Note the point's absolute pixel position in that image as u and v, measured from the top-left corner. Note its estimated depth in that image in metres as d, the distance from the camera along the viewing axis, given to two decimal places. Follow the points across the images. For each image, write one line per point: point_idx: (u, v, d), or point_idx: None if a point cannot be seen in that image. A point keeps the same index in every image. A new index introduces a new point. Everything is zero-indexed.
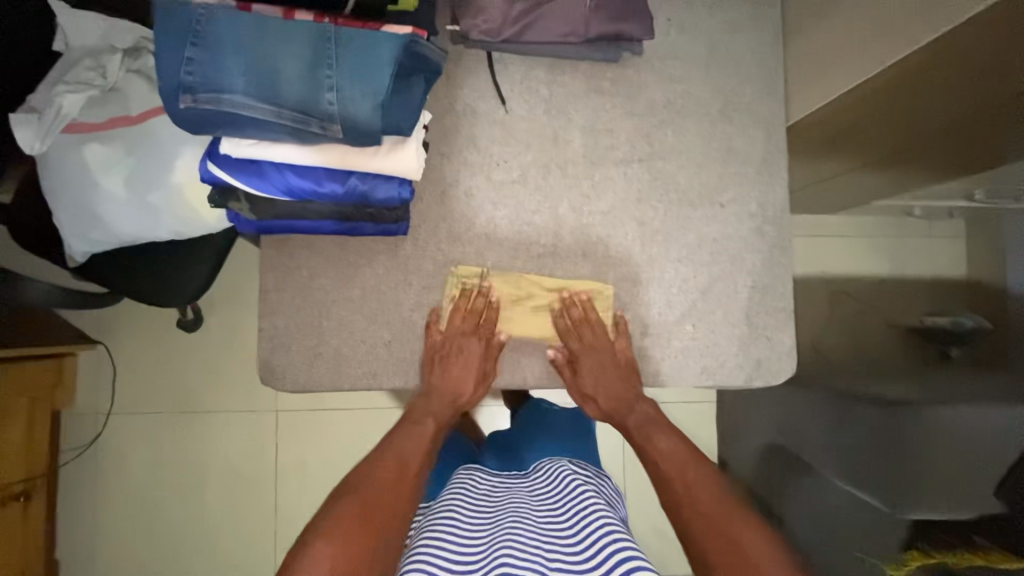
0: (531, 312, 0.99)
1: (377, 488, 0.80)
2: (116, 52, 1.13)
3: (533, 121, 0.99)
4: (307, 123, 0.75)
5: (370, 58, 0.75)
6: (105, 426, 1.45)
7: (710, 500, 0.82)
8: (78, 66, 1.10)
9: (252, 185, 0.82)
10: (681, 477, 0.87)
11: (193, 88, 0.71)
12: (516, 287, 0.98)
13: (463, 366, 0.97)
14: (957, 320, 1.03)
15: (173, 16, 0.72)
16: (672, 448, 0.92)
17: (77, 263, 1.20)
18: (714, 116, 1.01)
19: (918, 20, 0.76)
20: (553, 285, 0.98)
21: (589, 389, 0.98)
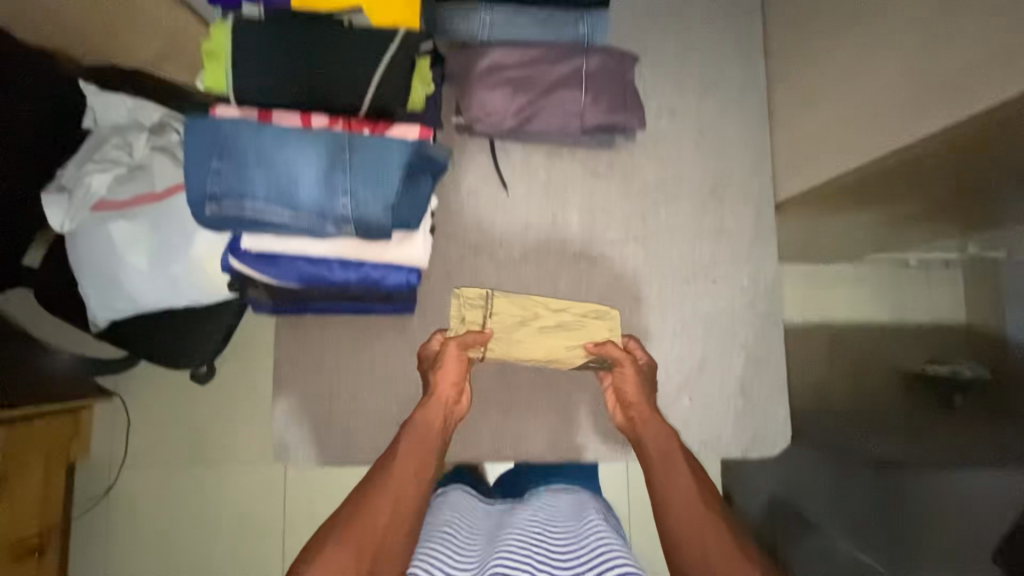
0: (537, 333, 0.99)
1: (369, 518, 0.76)
2: (143, 129, 1.21)
3: (533, 203, 1.05)
4: (321, 223, 0.80)
5: (380, 165, 0.81)
6: (118, 476, 1.47)
7: (718, 552, 0.73)
8: (108, 146, 1.19)
9: (268, 275, 0.87)
10: (686, 520, 0.78)
11: (219, 196, 0.77)
12: (522, 309, 0.99)
13: (451, 371, 0.94)
14: (957, 368, 0.98)
15: (200, 131, 0.78)
16: (680, 482, 0.84)
17: (101, 329, 1.25)
18: (706, 196, 1.06)
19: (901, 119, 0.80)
20: (557, 306, 1.00)
21: (627, 386, 0.96)
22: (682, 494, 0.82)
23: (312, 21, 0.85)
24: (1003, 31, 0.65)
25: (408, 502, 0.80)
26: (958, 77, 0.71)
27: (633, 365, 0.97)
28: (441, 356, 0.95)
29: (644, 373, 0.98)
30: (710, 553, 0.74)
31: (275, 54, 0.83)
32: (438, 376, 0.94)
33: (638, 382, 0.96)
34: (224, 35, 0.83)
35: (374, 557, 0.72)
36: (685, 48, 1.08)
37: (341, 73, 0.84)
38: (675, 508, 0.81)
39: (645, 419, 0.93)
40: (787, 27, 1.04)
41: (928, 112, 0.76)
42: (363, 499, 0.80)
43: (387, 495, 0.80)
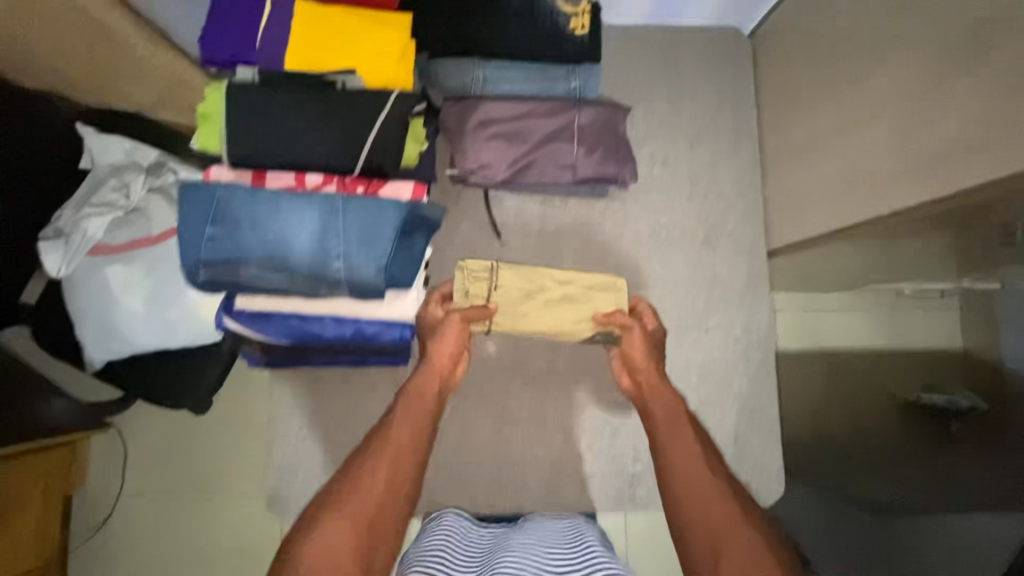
0: (543, 305, 0.93)
1: (366, 486, 0.75)
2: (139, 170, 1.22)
3: (527, 251, 1.05)
4: (315, 286, 0.80)
5: (374, 228, 0.81)
6: (116, 506, 1.42)
7: (721, 510, 0.72)
8: (104, 188, 1.20)
9: (260, 331, 0.88)
10: (688, 479, 0.77)
11: (212, 262, 0.78)
12: (527, 280, 0.93)
13: (451, 341, 0.91)
14: (955, 398, 0.99)
15: (194, 197, 0.79)
16: (687, 446, 0.83)
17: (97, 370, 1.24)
18: (699, 245, 1.07)
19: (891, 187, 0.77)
20: (564, 278, 0.93)
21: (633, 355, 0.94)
22: (686, 455, 0.81)
23: (306, 84, 0.86)
24: (985, 112, 0.63)
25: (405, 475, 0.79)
26: (936, 153, 0.70)
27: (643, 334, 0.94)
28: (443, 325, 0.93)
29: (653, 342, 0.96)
30: (712, 508, 0.72)
31: (269, 117, 0.84)
32: (437, 345, 0.92)
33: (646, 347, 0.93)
34: (218, 99, 0.84)
35: (372, 528, 0.71)
36: (678, 98, 1.10)
37: (336, 135, 0.85)
38: (676, 471, 0.79)
39: (651, 385, 0.92)
40: (777, 78, 1.05)
41: (901, 186, 0.75)
42: (358, 464, 0.78)
43: (385, 465, 0.78)
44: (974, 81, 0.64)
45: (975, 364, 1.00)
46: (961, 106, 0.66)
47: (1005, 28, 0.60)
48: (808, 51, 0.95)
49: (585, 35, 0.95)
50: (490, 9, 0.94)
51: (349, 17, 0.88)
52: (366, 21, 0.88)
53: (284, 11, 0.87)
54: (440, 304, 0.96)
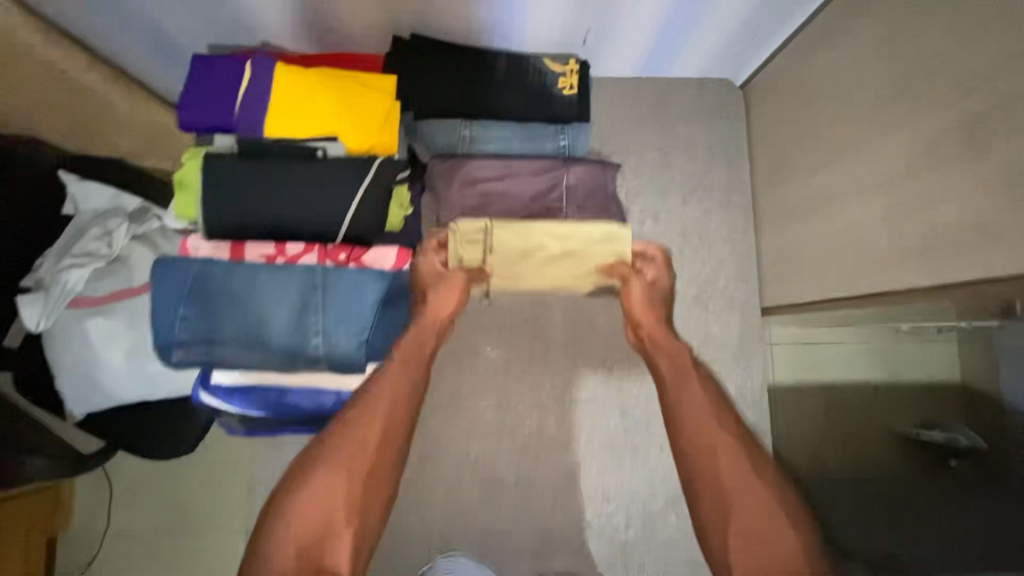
0: (541, 265, 0.88)
1: (359, 442, 0.78)
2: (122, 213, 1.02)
3: (516, 312, 1.03)
4: (293, 364, 0.78)
5: (355, 303, 0.79)
6: (99, 550, 1.27)
7: (733, 471, 0.74)
8: (86, 236, 0.99)
9: (240, 407, 0.84)
10: (707, 439, 0.76)
11: (187, 343, 0.75)
12: (523, 240, 0.86)
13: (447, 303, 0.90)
14: (954, 436, 0.96)
15: (168, 274, 0.76)
16: (696, 400, 0.81)
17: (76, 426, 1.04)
18: (691, 303, 1.06)
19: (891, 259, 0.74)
20: (563, 233, 0.85)
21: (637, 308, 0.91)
22: (699, 411, 0.80)
23: (286, 151, 0.83)
24: (996, 201, 0.60)
25: (397, 429, 0.81)
26: (939, 229, 0.67)
27: (643, 288, 0.90)
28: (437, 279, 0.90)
29: (659, 292, 0.92)
30: (724, 470, 0.74)
31: (246, 185, 0.81)
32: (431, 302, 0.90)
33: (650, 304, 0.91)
34: (195, 167, 0.82)
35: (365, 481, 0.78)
36: (669, 153, 1.09)
37: (314, 203, 0.82)
38: (692, 425, 0.79)
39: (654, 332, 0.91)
40: (769, 134, 1.03)
41: (899, 266, 0.72)
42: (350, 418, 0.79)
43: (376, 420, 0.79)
44: (978, 166, 0.62)
45: (977, 400, 0.93)
46: (964, 193, 0.64)
47: (1013, 118, 0.58)
48: (801, 111, 0.93)
49: (574, 94, 0.93)
50: (476, 70, 0.92)
51: (331, 81, 0.86)
52: (349, 85, 0.86)
53: (263, 75, 0.85)
54: (437, 251, 0.91)
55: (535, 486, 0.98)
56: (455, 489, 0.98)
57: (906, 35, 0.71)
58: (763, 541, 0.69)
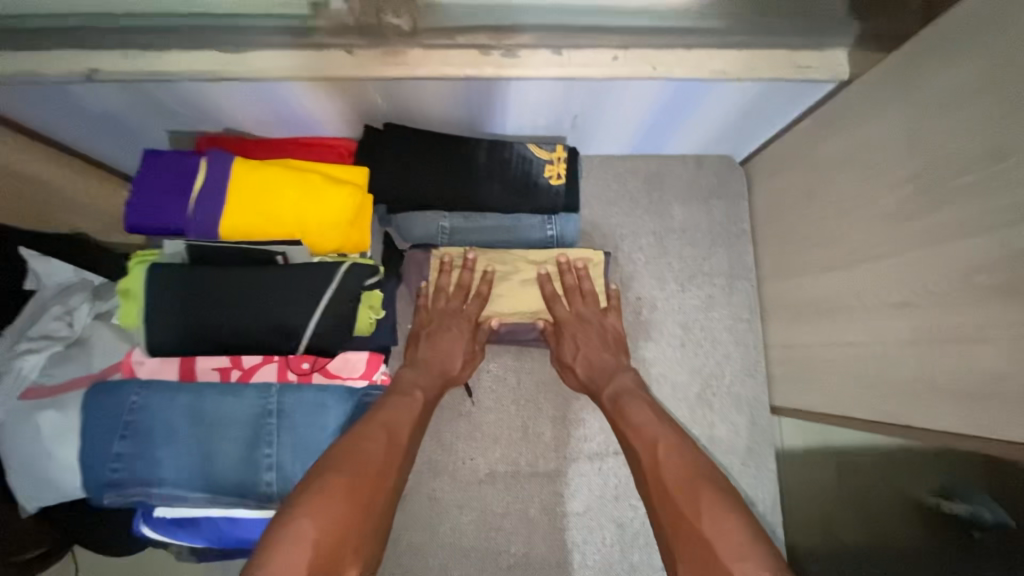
0: (520, 287, 0.89)
1: (371, 460, 0.66)
2: (87, 295, 0.89)
3: (500, 414, 0.94)
4: (242, 503, 0.69)
5: (313, 429, 0.71)
6: None
7: (680, 481, 0.67)
8: (45, 316, 0.86)
9: (189, 538, 0.75)
10: (658, 458, 0.71)
11: (120, 484, 0.66)
12: (501, 263, 0.88)
13: (456, 344, 0.86)
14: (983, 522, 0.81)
15: (103, 405, 0.69)
16: (646, 426, 0.76)
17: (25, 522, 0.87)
18: (694, 399, 0.97)
19: (922, 390, 0.65)
20: (540, 258, 0.89)
21: (568, 358, 0.87)
22: (653, 432, 0.75)
23: (242, 257, 0.76)
24: None
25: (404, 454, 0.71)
26: (983, 370, 0.58)
27: (570, 310, 0.88)
28: (448, 322, 0.86)
29: (611, 321, 0.90)
30: (673, 485, 0.67)
31: (196, 295, 0.73)
32: (429, 351, 0.85)
33: (591, 328, 0.88)
34: (140, 276, 0.74)
35: (377, 497, 0.64)
36: (665, 235, 1.02)
37: (271, 314, 0.74)
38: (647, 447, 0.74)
39: (593, 363, 0.87)
40: (772, 218, 0.97)
41: (936, 401, 0.63)
42: (360, 436, 0.68)
43: (385, 434, 0.70)
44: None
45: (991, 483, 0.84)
46: (1010, 334, 0.55)
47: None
48: (810, 200, 0.86)
49: (561, 184, 0.87)
50: (455, 159, 0.86)
51: (295, 175, 0.79)
52: (314, 178, 0.79)
53: (220, 172, 0.78)
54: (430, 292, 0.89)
55: None
56: None
57: (932, 144, 0.63)
58: (715, 559, 0.58)
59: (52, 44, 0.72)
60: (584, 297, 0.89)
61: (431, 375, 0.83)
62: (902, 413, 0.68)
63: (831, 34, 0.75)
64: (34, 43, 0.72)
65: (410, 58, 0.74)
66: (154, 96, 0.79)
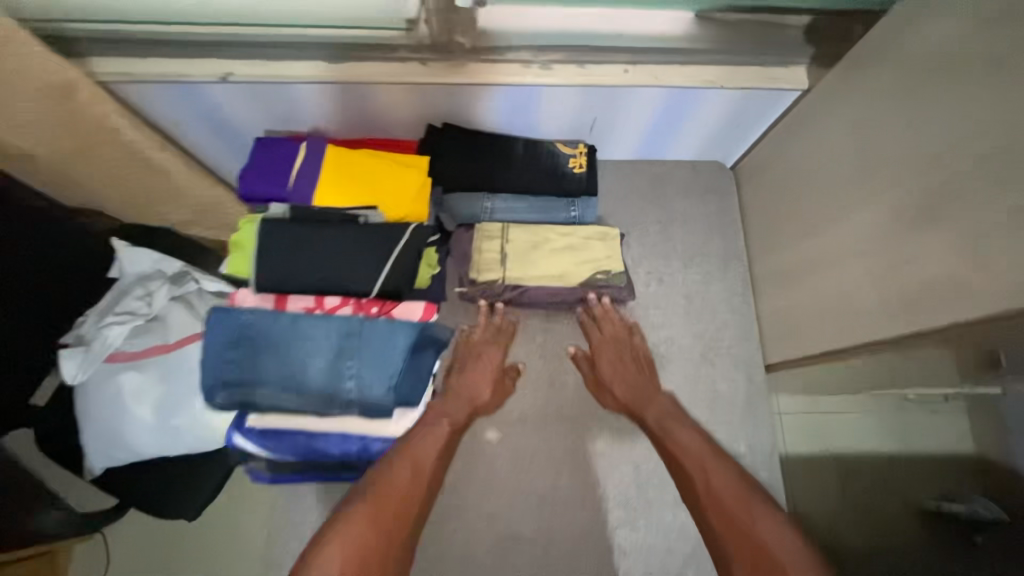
0: (550, 255, 1.05)
1: (395, 491, 0.78)
2: (164, 281, 1.09)
3: (532, 366, 1.09)
4: (327, 406, 0.84)
5: (385, 350, 0.87)
6: None
7: (728, 494, 0.73)
8: (129, 297, 1.07)
9: (269, 448, 0.88)
10: (706, 476, 0.77)
11: (232, 383, 0.82)
12: (533, 235, 1.06)
13: (479, 376, 1.01)
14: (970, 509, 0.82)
15: (220, 322, 0.84)
16: (689, 443, 0.84)
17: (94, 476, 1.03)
18: (698, 359, 1.12)
19: (881, 314, 0.81)
20: (565, 232, 1.07)
21: (608, 379, 1.01)
22: (697, 451, 0.82)
23: (331, 217, 0.95)
24: (964, 259, 0.69)
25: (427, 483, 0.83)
26: (923, 286, 0.75)
27: (601, 336, 1.06)
28: (484, 357, 1.03)
29: (637, 351, 1.05)
30: (722, 496, 0.74)
31: (296, 245, 0.92)
32: (463, 379, 1.00)
33: (622, 358, 1.03)
34: (251, 231, 0.93)
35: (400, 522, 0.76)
36: (669, 224, 1.21)
37: (353, 262, 0.93)
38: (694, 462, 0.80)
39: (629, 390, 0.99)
40: (758, 208, 1.17)
41: (889, 320, 0.80)
42: (388, 467, 0.80)
43: (411, 465, 0.82)
44: (946, 229, 0.71)
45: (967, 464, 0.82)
46: (939, 251, 0.72)
47: (974, 190, 0.68)
48: (788, 186, 1.06)
49: (583, 172, 1.07)
50: (498, 152, 1.07)
51: (374, 160, 1.00)
52: (388, 162, 1.00)
53: (316, 155, 0.99)
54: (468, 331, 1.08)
55: (553, 539, 1.00)
56: (473, 547, 0.99)
57: (872, 124, 0.84)
58: (769, 558, 0.65)
59: (197, 55, 0.95)
60: (613, 329, 1.06)
61: (463, 403, 0.97)
62: (866, 337, 0.85)
63: (794, 55, 0.98)
64: (184, 55, 0.95)
65: (471, 69, 0.96)
66: (266, 99, 1.01)
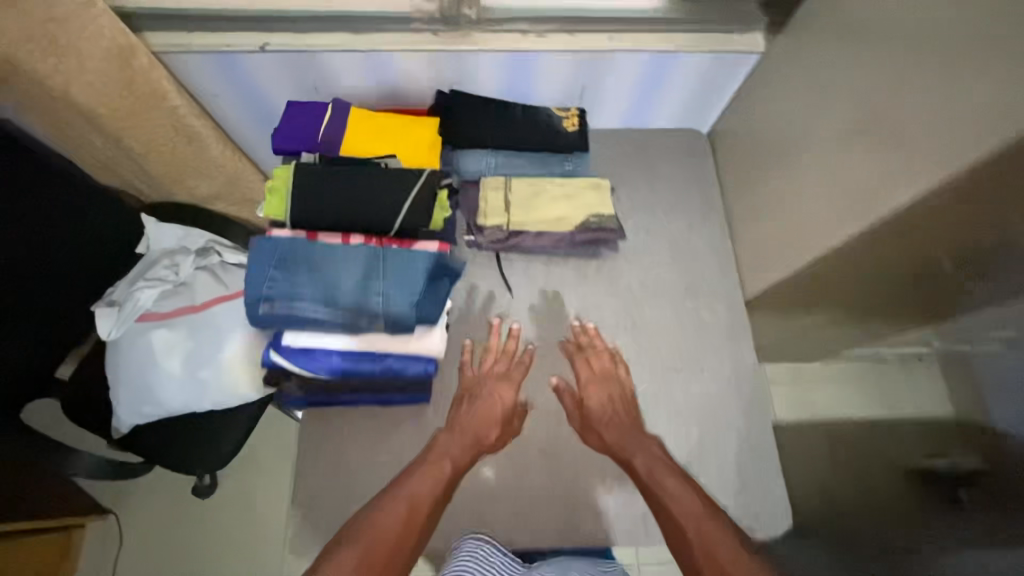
0: (548, 203, 1.18)
1: (381, 539, 0.85)
2: (188, 254, 1.38)
3: (535, 303, 1.21)
4: (357, 319, 0.94)
5: (407, 272, 0.97)
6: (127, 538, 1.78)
7: (725, 554, 0.83)
8: (158, 266, 1.36)
9: (302, 365, 0.98)
10: (701, 532, 0.86)
11: (272, 297, 0.92)
12: (532, 185, 1.19)
13: (480, 413, 1.05)
14: (958, 461, 0.97)
15: (262, 248, 0.96)
16: (682, 494, 0.93)
17: (121, 409, 1.31)
18: (685, 294, 1.23)
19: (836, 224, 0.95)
20: (561, 183, 1.19)
21: (597, 419, 1.08)
22: (692, 506, 0.90)
23: (355, 165, 1.08)
24: (900, 159, 0.83)
25: (416, 528, 0.89)
26: (868, 190, 0.89)
27: (589, 369, 1.13)
28: (488, 391, 1.09)
29: (625, 385, 1.13)
30: (717, 556, 0.83)
31: (326, 186, 1.04)
32: (465, 416, 1.05)
33: (614, 399, 1.10)
34: (285, 177, 1.05)
35: (390, 563, 0.84)
36: (654, 177, 1.34)
37: (375, 201, 1.04)
38: (689, 520, 0.89)
39: (615, 427, 1.06)
40: (732, 163, 1.32)
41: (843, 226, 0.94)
42: (376, 514, 0.88)
43: (407, 503, 0.91)
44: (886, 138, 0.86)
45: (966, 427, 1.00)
46: (883, 157, 0.86)
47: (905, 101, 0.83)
48: (758, 136, 1.21)
49: (576, 130, 1.22)
50: (500, 114, 1.21)
51: (392, 120, 1.14)
52: (404, 120, 1.14)
53: (340, 114, 1.13)
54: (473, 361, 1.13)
55: (560, 452, 1.11)
56: (484, 471, 1.09)
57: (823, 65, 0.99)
58: None
59: (239, 29, 1.09)
60: (600, 362, 1.14)
61: (464, 441, 1.02)
62: (823, 247, 0.99)
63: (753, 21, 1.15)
64: (227, 28, 1.09)
65: (476, 38, 1.11)
66: (298, 68, 1.16)
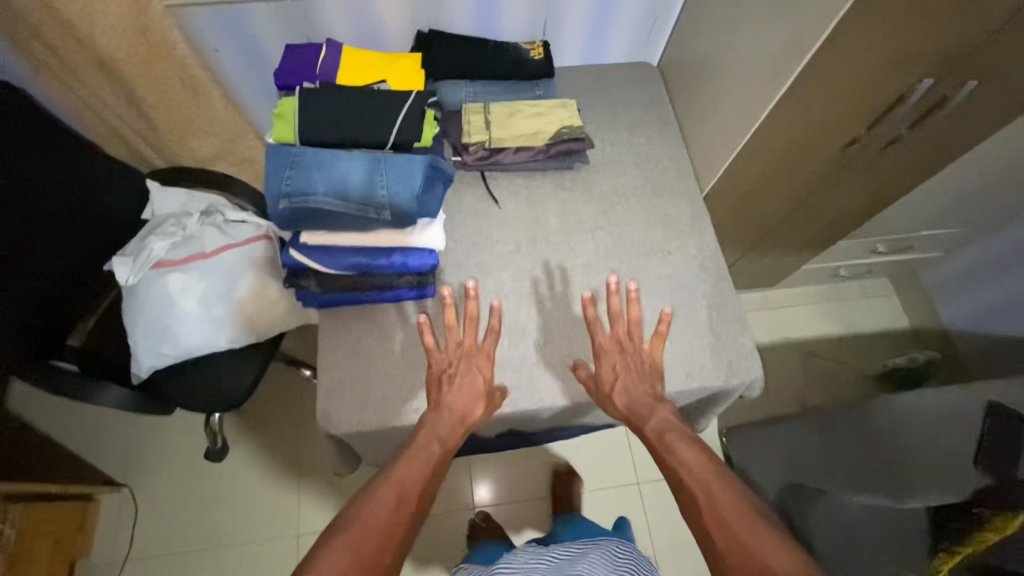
0: (524, 120, 1.33)
1: (380, 525, 0.83)
2: (194, 213, 1.49)
3: (520, 211, 1.36)
4: (366, 209, 1.06)
5: (405, 169, 1.07)
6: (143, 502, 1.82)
7: (733, 513, 0.83)
8: (166, 224, 1.46)
9: (322, 261, 1.12)
10: (710, 495, 0.87)
11: (290, 193, 1.05)
12: (508, 107, 1.34)
13: (462, 392, 1.08)
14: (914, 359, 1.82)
15: (278, 154, 1.08)
16: (692, 461, 0.94)
17: (139, 355, 1.38)
18: (651, 194, 1.39)
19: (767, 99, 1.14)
20: (533, 104, 1.35)
21: (611, 388, 1.10)
22: (703, 472, 0.91)
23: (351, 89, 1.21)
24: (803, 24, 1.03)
25: (413, 515, 0.87)
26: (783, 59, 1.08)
27: (609, 336, 1.15)
28: (462, 369, 1.11)
29: (644, 353, 1.14)
30: (727, 517, 0.83)
31: (328, 107, 1.18)
32: (452, 396, 1.08)
33: (626, 367, 1.12)
34: (291, 103, 1.19)
35: (389, 545, 0.81)
36: (616, 103, 1.52)
37: (371, 118, 1.17)
38: (698, 483, 0.90)
39: (626, 390, 1.09)
40: (681, 85, 1.52)
41: None
42: (370, 501, 0.86)
43: (396, 490, 0.89)
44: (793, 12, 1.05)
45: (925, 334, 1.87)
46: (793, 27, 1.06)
47: None
48: (700, 54, 1.40)
49: (541, 59, 1.39)
50: (474, 48, 1.37)
51: (380, 56, 1.30)
52: (390, 57, 1.30)
53: (333, 52, 1.27)
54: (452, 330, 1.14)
55: (554, 330, 1.24)
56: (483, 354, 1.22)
57: None
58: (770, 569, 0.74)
59: None
60: (622, 326, 1.14)
61: (453, 419, 1.05)
62: None
63: None
64: None
65: None
66: (291, 16, 1.30)
